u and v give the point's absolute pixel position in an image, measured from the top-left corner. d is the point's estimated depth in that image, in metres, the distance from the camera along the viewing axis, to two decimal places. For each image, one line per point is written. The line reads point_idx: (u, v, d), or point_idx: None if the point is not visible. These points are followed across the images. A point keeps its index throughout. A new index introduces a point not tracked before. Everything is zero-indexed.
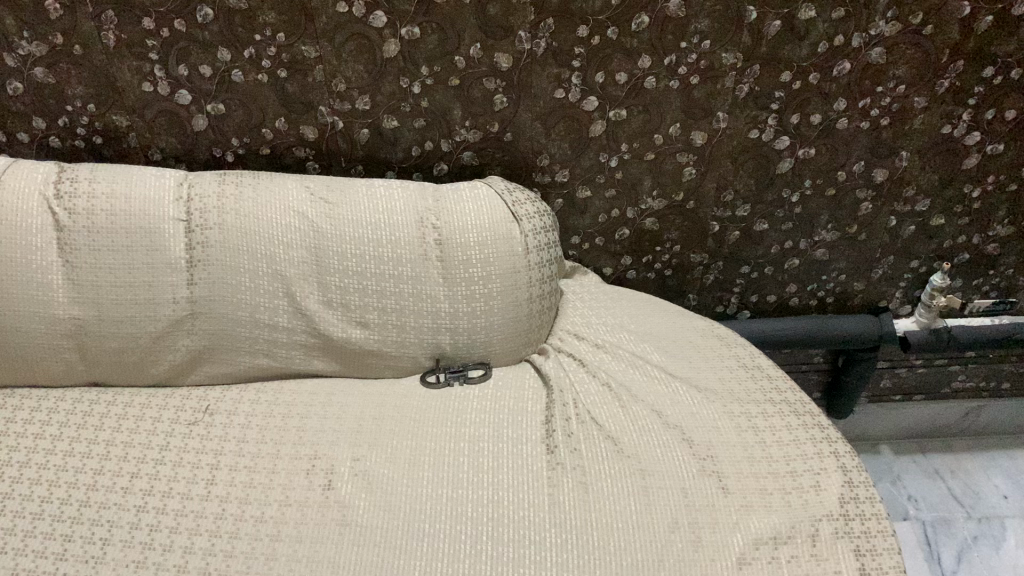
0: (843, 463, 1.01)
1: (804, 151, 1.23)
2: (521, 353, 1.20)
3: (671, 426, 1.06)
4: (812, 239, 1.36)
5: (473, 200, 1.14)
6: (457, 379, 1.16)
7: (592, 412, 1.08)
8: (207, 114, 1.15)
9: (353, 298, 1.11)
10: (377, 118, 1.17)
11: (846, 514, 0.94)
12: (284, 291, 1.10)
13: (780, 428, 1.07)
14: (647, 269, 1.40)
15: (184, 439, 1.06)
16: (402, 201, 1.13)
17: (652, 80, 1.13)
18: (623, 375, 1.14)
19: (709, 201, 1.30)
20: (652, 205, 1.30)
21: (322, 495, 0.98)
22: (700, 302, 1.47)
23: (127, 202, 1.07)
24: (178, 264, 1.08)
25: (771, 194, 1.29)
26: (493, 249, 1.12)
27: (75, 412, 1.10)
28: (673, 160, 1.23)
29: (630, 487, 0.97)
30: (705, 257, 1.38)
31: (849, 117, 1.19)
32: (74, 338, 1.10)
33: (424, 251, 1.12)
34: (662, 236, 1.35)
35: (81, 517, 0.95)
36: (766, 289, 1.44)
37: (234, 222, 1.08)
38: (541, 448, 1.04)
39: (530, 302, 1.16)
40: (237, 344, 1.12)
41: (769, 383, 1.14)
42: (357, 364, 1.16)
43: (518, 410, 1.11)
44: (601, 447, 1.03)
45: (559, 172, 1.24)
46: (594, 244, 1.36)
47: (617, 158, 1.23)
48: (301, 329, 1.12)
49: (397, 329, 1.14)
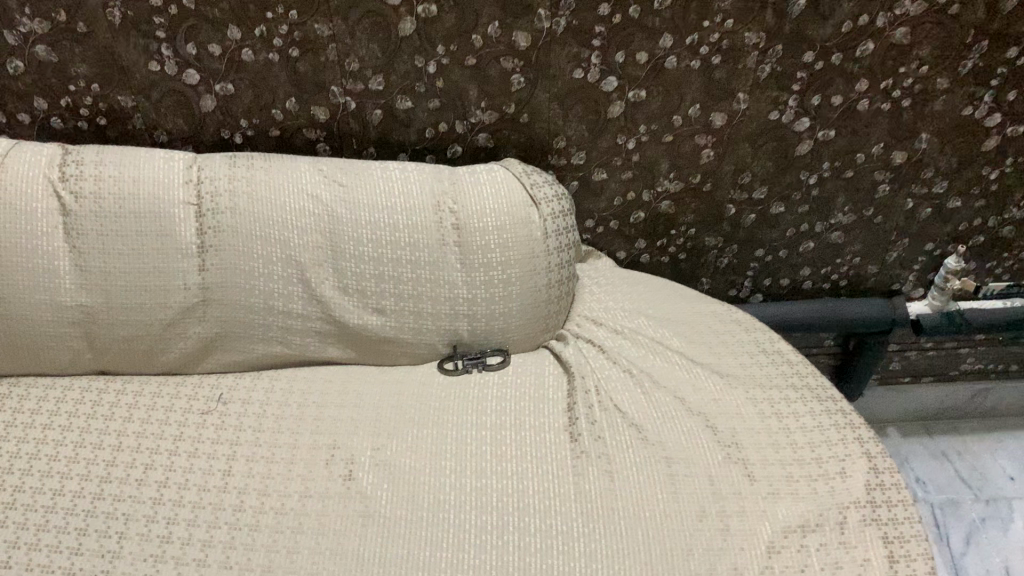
0: (867, 449, 1.02)
1: (823, 133, 1.21)
2: (539, 340, 1.17)
3: (694, 413, 1.05)
4: (828, 221, 1.34)
5: (491, 183, 1.11)
6: (474, 367, 1.13)
7: (615, 399, 1.06)
8: (215, 94, 1.12)
9: (369, 285, 1.08)
10: (390, 98, 1.13)
11: (872, 501, 0.95)
12: (299, 277, 1.07)
13: (803, 414, 1.07)
14: (661, 253, 1.37)
15: (198, 429, 1.03)
16: (417, 184, 1.10)
17: (673, 60, 1.11)
18: (643, 361, 1.11)
19: (727, 183, 1.27)
20: (668, 188, 1.27)
21: (343, 485, 0.96)
22: (713, 286, 1.43)
23: (136, 186, 1.04)
24: (188, 250, 1.05)
25: (788, 176, 1.27)
26: (512, 234, 1.09)
27: (83, 402, 1.06)
28: (691, 142, 1.21)
29: (657, 475, 0.97)
30: (719, 240, 1.35)
31: (870, 98, 1.17)
32: (81, 326, 1.07)
33: (442, 236, 1.08)
34: (677, 219, 1.32)
35: (95, 510, 0.93)
36: (779, 272, 1.41)
37: (247, 207, 1.05)
38: (564, 437, 1.02)
39: (549, 288, 1.13)
40: (250, 331, 1.09)
41: (791, 368, 1.13)
42: (371, 351, 1.13)
43: (539, 398, 1.08)
44: (625, 435, 1.01)
45: (575, 154, 1.22)
46: (609, 227, 1.32)
47: (635, 140, 1.20)
48: (317, 316, 1.09)
49: (414, 316, 1.10)
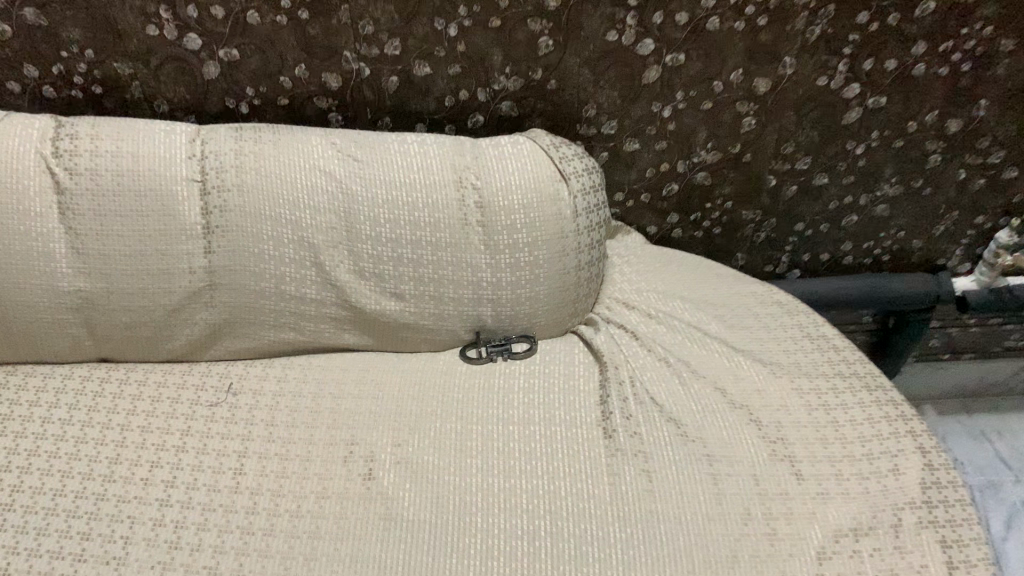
0: (922, 443, 0.95)
1: (874, 100, 1.12)
2: (567, 325, 1.10)
3: (737, 406, 0.98)
4: (873, 194, 1.25)
5: (516, 157, 1.03)
6: (501, 354, 1.05)
7: (651, 390, 0.99)
8: (219, 61, 1.03)
9: (387, 268, 1.01)
10: (407, 64, 1.05)
11: (929, 501, 0.88)
12: (312, 260, 0.99)
13: (853, 405, 0.99)
14: (694, 228, 1.29)
15: (207, 423, 0.97)
16: (437, 159, 1.02)
17: (715, 21, 1.02)
18: (680, 349, 1.04)
19: (767, 153, 1.18)
20: (705, 159, 1.19)
21: (363, 486, 0.90)
22: (748, 262, 1.36)
23: (135, 162, 0.97)
24: (192, 231, 0.98)
25: (834, 146, 1.18)
26: (539, 212, 1.01)
27: (84, 393, 1.00)
28: (731, 110, 1.12)
29: (698, 475, 0.90)
30: (757, 214, 1.27)
31: (927, 62, 1.08)
32: (80, 312, 1.00)
33: (464, 215, 1.01)
34: (713, 192, 1.23)
35: (99, 512, 0.87)
36: (819, 247, 1.33)
37: (254, 184, 0.98)
38: (597, 432, 0.95)
39: (578, 270, 1.06)
40: (261, 317, 1.02)
41: (838, 355, 1.06)
42: (389, 337, 1.06)
43: (569, 389, 1.01)
44: (663, 431, 0.95)
45: (606, 124, 1.13)
46: (640, 201, 1.24)
47: (671, 108, 1.12)
48: (331, 302, 1.02)
49: (435, 301, 1.03)
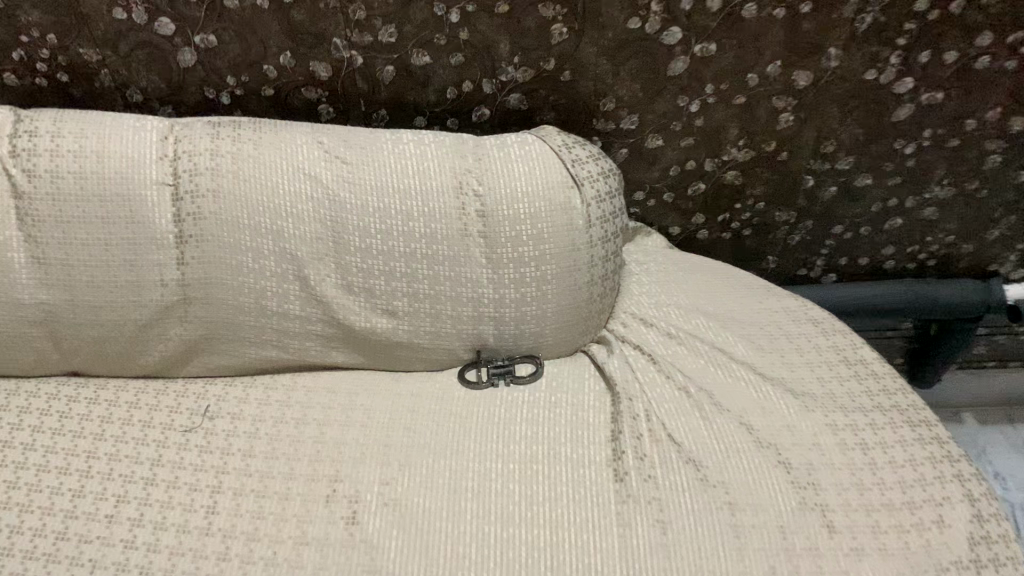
0: (969, 490, 0.84)
1: (929, 96, 1.00)
2: (578, 343, 1.00)
3: (763, 445, 0.88)
4: (922, 196, 1.13)
5: (523, 160, 0.92)
6: (502, 379, 0.97)
7: (668, 426, 0.89)
8: (195, 47, 0.93)
9: (378, 283, 0.91)
10: (404, 52, 0.94)
11: (977, 561, 0.78)
12: (295, 274, 0.90)
13: (893, 444, 0.89)
14: (722, 229, 1.17)
15: (179, 452, 0.89)
16: (435, 162, 0.91)
17: (752, 7, 0.90)
18: (701, 376, 0.94)
19: (805, 151, 1.07)
20: (735, 157, 1.07)
21: (345, 532, 0.81)
22: (780, 265, 1.24)
23: (99, 163, 0.87)
24: (164, 240, 0.89)
25: (880, 145, 1.06)
26: (548, 223, 0.91)
27: (50, 413, 0.91)
28: (767, 105, 1.00)
29: (718, 525, 0.81)
30: (791, 216, 1.16)
31: (992, 54, 0.95)
32: (44, 325, 0.91)
33: (464, 225, 0.91)
34: (743, 191, 1.12)
35: (58, 554, 0.79)
36: (858, 250, 1.22)
37: (231, 190, 0.88)
38: (607, 475, 0.86)
39: (591, 285, 0.95)
40: (240, 334, 0.93)
41: (877, 385, 0.95)
42: (381, 355, 0.97)
43: (577, 422, 0.91)
44: (681, 475, 0.85)
45: (626, 118, 1.02)
46: (662, 200, 1.13)
47: (699, 103, 1.00)
48: (317, 318, 0.93)
49: (431, 318, 0.94)
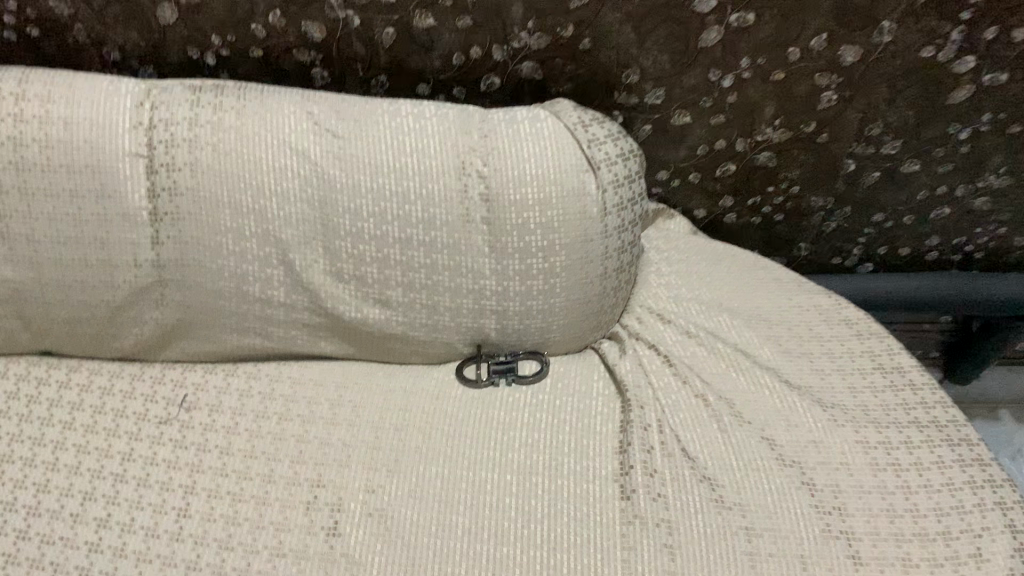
0: (1013, 521, 0.75)
1: (992, 77, 0.89)
2: (587, 339, 0.93)
3: (787, 463, 0.80)
4: (974, 184, 1.03)
5: (534, 138, 0.83)
6: (503, 378, 0.90)
7: (681, 437, 0.82)
8: (175, 3, 0.84)
9: (369, 270, 0.84)
10: (406, 13, 0.84)
11: None
12: (279, 258, 0.83)
13: (931, 466, 0.80)
14: (752, 213, 1.08)
15: (152, 447, 0.82)
16: (436, 138, 0.82)
17: None
18: (720, 382, 0.86)
19: (849, 134, 0.97)
20: (771, 137, 0.97)
21: (325, 544, 0.74)
22: (813, 252, 1.15)
23: (67, 130, 0.78)
24: (137, 217, 0.81)
25: (932, 129, 0.96)
26: (558, 210, 0.83)
27: (17, 398, 0.85)
28: (808, 82, 0.91)
29: (733, 554, 0.73)
30: (828, 201, 1.06)
31: None
32: (10, 303, 0.84)
33: (466, 211, 0.82)
34: (777, 174, 1.02)
35: (17, 555, 0.73)
36: (899, 240, 1.12)
37: (210, 164, 0.80)
38: (613, 491, 0.78)
39: (604, 279, 0.88)
40: (221, 320, 0.86)
41: (915, 397, 0.86)
42: (373, 347, 0.90)
43: (583, 429, 0.84)
44: (694, 495, 0.77)
45: (651, 92, 0.92)
46: (687, 181, 1.03)
47: (733, 77, 0.90)
48: (304, 306, 0.86)
49: (428, 310, 0.87)
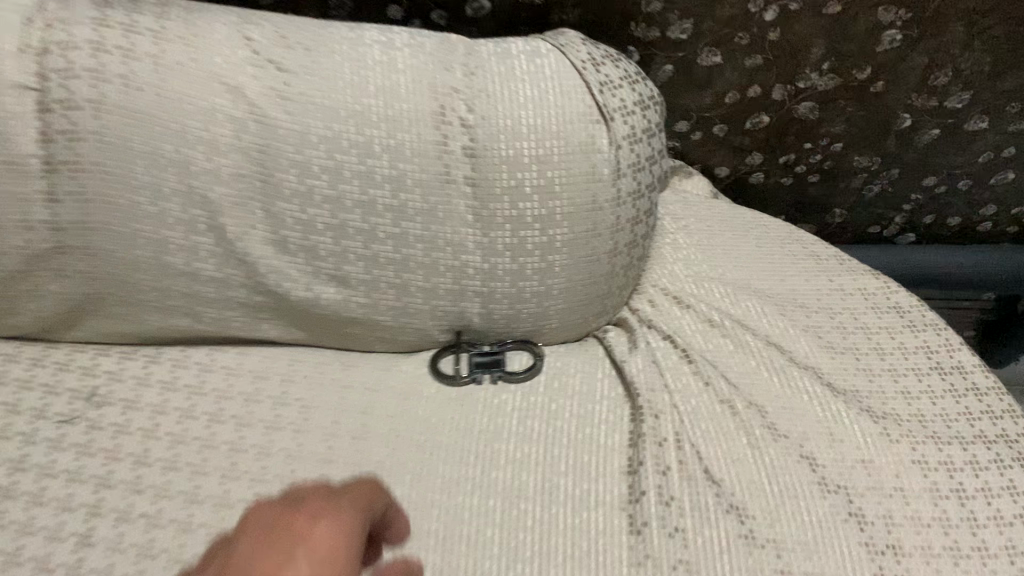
0: None
1: None
2: (590, 326, 0.78)
3: (834, 488, 0.65)
4: None
5: (533, 80, 0.67)
6: (485, 372, 0.76)
7: (704, 454, 0.67)
8: None
9: (322, 241, 0.67)
10: None
11: None
12: (207, 223, 0.65)
13: (999, 492, 0.64)
14: (784, 173, 0.92)
15: (51, 455, 0.65)
16: (408, 76, 0.65)
17: None
18: (749, 385, 0.72)
19: (910, 83, 0.80)
20: (816, 84, 0.81)
21: None
22: (849, 220, 0.99)
23: None
24: (26, 167, 0.61)
25: (1008, 79, 0.80)
26: (563, 170, 0.67)
27: None
28: (870, 19, 0.74)
29: None
30: (874, 162, 0.90)
31: None
32: None
33: (447, 168, 0.66)
34: (818, 128, 0.86)
35: None
36: (950, 208, 0.96)
37: (121, 101, 0.60)
38: (620, 524, 0.63)
39: (614, 256, 0.72)
40: (141, 298, 0.69)
41: (979, 405, 0.70)
42: (330, 332, 0.75)
43: (579, 442, 0.69)
44: (718, 531, 0.62)
45: (676, 26, 0.75)
46: (710, 134, 0.87)
47: (778, 10, 0.73)
48: (241, 283, 0.69)
49: (396, 291, 0.70)
